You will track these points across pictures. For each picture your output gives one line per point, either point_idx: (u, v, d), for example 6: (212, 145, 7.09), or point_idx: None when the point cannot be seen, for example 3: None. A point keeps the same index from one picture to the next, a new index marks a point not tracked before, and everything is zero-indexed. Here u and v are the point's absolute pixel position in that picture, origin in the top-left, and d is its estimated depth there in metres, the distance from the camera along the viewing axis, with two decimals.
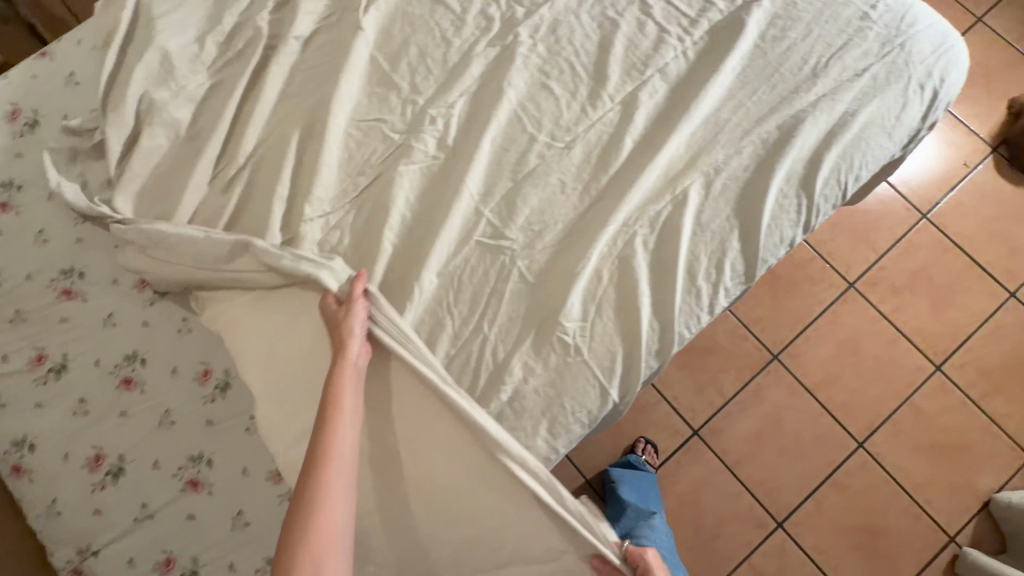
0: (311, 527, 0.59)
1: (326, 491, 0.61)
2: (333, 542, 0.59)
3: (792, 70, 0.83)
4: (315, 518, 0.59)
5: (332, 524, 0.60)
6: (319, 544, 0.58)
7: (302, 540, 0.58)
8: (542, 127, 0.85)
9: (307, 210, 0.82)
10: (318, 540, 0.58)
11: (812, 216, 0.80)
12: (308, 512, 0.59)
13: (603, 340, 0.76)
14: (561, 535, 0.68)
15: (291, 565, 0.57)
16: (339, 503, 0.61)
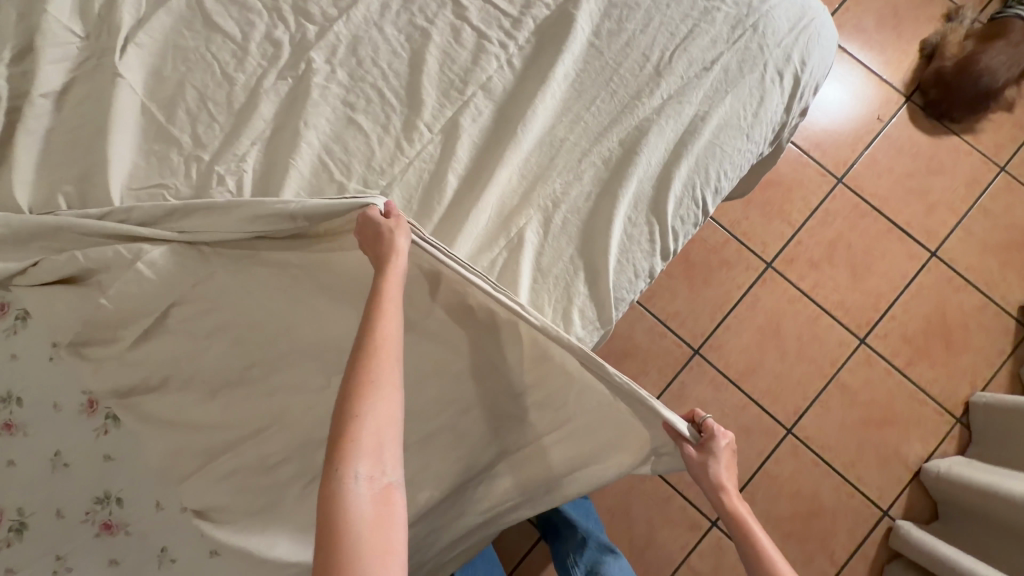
0: (368, 410, 0.49)
1: (383, 375, 0.51)
2: (394, 428, 0.50)
3: (632, 70, 0.71)
4: (372, 404, 0.49)
5: (391, 409, 0.50)
6: (378, 430, 0.49)
7: (357, 425, 0.48)
8: (352, 173, 0.72)
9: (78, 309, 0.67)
10: (377, 426, 0.49)
11: (669, 241, 0.70)
12: (364, 396, 0.49)
13: (443, 427, 0.68)
14: (619, 396, 0.64)
15: (348, 447, 0.47)
16: (397, 388, 0.52)
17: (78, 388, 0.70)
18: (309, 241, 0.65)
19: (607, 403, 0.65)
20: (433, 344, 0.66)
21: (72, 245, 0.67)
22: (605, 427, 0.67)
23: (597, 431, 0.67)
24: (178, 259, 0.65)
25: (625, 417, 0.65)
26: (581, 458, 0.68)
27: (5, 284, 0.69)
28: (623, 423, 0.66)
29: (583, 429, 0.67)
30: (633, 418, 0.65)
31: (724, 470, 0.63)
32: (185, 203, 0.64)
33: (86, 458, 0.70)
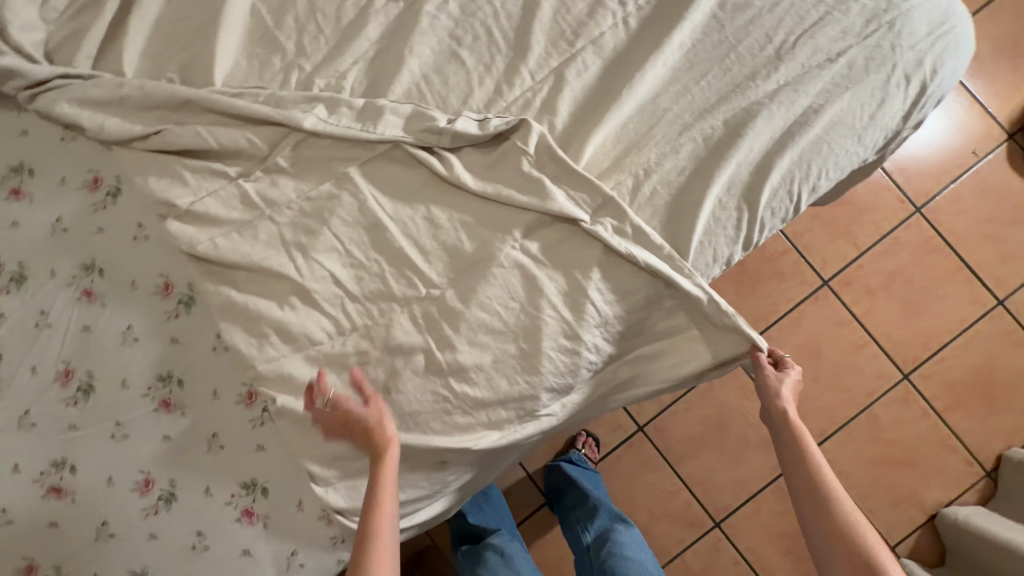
0: None
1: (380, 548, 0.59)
2: None
3: (752, 49, 0.69)
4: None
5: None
6: None
7: None
8: (447, 108, 0.72)
9: (179, 195, 0.71)
10: None
11: (754, 232, 0.68)
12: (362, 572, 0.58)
13: (499, 374, 0.68)
14: (696, 321, 0.70)
15: None
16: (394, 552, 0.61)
17: (156, 271, 0.73)
18: (434, 142, 0.70)
19: (680, 328, 0.71)
20: (537, 249, 0.68)
21: (199, 119, 0.72)
22: (668, 351, 0.72)
23: (659, 358, 0.72)
24: (305, 157, 0.71)
25: (695, 345, 0.71)
26: (637, 377, 0.73)
27: (124, 144, 0.73)
28: (688, 348, 0.71)
29: (651, 356, 0.72)
30: (703, 346, 0.71)
31: (794, 392, 0.70)
32: (326, 99, 0.71)
33: (155, 338, 0.73)
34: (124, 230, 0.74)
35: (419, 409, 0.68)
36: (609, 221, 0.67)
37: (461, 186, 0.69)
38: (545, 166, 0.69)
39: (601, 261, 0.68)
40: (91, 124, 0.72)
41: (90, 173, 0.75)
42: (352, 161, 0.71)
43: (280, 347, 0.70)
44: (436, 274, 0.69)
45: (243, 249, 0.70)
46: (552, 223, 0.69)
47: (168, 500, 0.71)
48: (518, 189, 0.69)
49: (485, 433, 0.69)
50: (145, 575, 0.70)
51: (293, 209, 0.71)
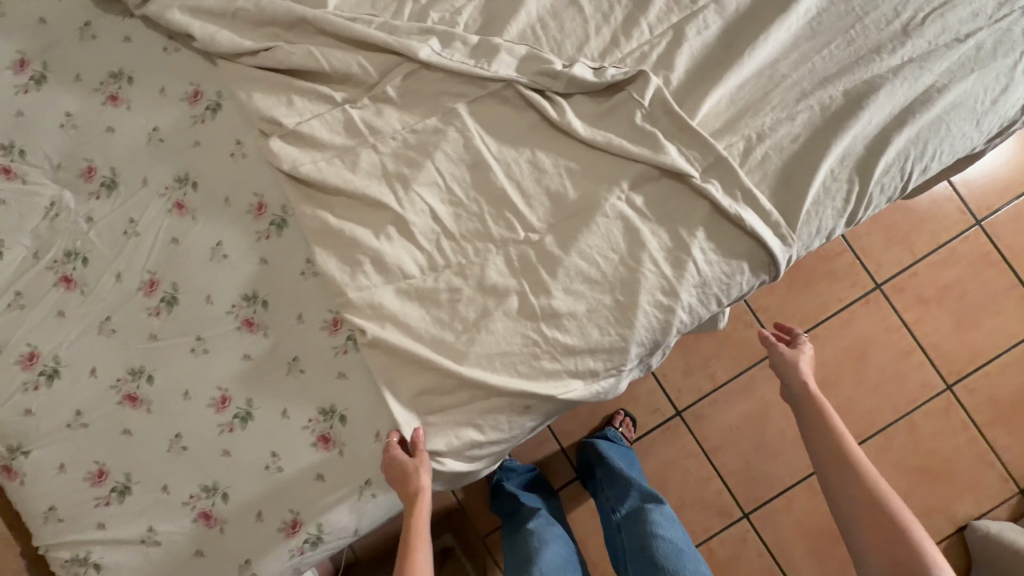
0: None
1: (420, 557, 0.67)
2: None
3: (878, 23, 0.69)
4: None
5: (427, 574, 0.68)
6: None
7: None
8: (562, 54, 0.71)
9: (283, 115, 0.71)
10: None
11: (861, 206, 0.68)
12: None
13: (593, 322, 0.68)
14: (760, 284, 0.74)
15: None
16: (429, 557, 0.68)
17: (250, 189, 0.72)
18: (547, 86, 0.70)
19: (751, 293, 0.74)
20: (642, 203, 0.68)
21: (311, 40, 0.72)
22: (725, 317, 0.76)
23: None
24: (415, 88, 0.71)
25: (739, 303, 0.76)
26: None
27: (233, 59, 0.72)
28: None
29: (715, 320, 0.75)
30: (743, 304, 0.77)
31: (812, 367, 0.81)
32: (440, 32, 0.70)
33: (244, 256, 0.72)
34: (221, 146, 0.73)
35: (508, 350, 0.67)
36: (716, 183, 0.67)
37: (570, 132, 0.69)
38: (658, 119, 0.69)
39: (703, 222, 0.68)
40: (201, 34, 0.71)
41: (191, 86, 0.74)
42: (461, 98, 0.70)
43: (372, 276, 0.69)
44: (536, 219, 0.69)
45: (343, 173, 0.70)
46: (659, 177, 0.68)
47: (244, 419, 0.71)
48: (629, 141, 0.68)
49: (571, 383, 0.68)
50: (216, 490, 0.69)
51: (397, 140, 0.70)
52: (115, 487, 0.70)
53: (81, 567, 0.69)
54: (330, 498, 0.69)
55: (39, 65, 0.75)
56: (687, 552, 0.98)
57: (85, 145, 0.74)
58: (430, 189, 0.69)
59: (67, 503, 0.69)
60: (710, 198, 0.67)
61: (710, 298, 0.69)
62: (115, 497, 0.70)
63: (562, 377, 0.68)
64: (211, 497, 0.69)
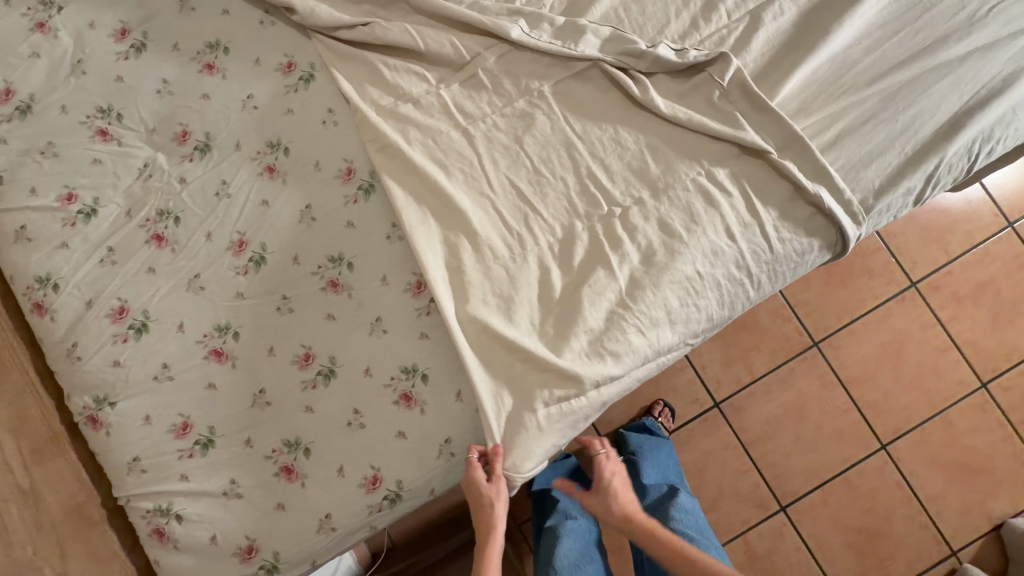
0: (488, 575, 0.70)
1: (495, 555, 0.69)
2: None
3: (945, 14, 0.73)
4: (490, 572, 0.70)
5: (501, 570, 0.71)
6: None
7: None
8: (644, 35, 0.74)
9: (376, 90, 0.75)
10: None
11: (930, 185, 0.71)
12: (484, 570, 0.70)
13: (671, 291, 0.68)
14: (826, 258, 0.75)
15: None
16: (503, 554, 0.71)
17: (340, 156, 0.75)
18: (630, 65, 0.73)
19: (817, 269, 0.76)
20: (722, 176, 0.70)
21: (406, 19, 0.76)
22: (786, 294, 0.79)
23: None
24: (504, 67, 0.74)
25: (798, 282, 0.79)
26: None
27: (330, 34, 0.76)
28: None
29: None
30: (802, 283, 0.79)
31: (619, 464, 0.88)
32: (529, 12, 0.74)
33: (332, 219, 0.75)
34: (312, 115, 0.76)
35: (590, 319, 0.68)
36: (793, 160, 0.69)
37: (651, 109, 0.72)
38: (738, 97, 0.72)
39: (781, 198, 0.70)
40: (301, 10, 0.75)
41: (285, 58, 0.78)
42: (547, 75, 0.74)
43: (455, 240, 0.71)
44: (619, 190, 0.71)
45: (432, 145, 0.73)
46: (738, 154, 0.71)
47: (328, 376, 0.72)
48: (709, 119, 0.71)
49: (646, 355, 0.69)
50: (298, 445, 0.71)
51: (484, 112, 0.74)
52: (198, 440, 0.71)
53: (163, 517, 0.69)
54: (410, 458, 0.71)
55: (140, 34, 0.79)
56: (699, 539, 0.96)
57: (181, 110, 0.78)
58: (516, 159, 0.73)
59: (150, 455, 0.71)
60: (787, 174, 0.69)
61: (782, 270, 0.72)
62: (198, 450, 0.71)
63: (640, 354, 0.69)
64: (294, 451, 0.71)
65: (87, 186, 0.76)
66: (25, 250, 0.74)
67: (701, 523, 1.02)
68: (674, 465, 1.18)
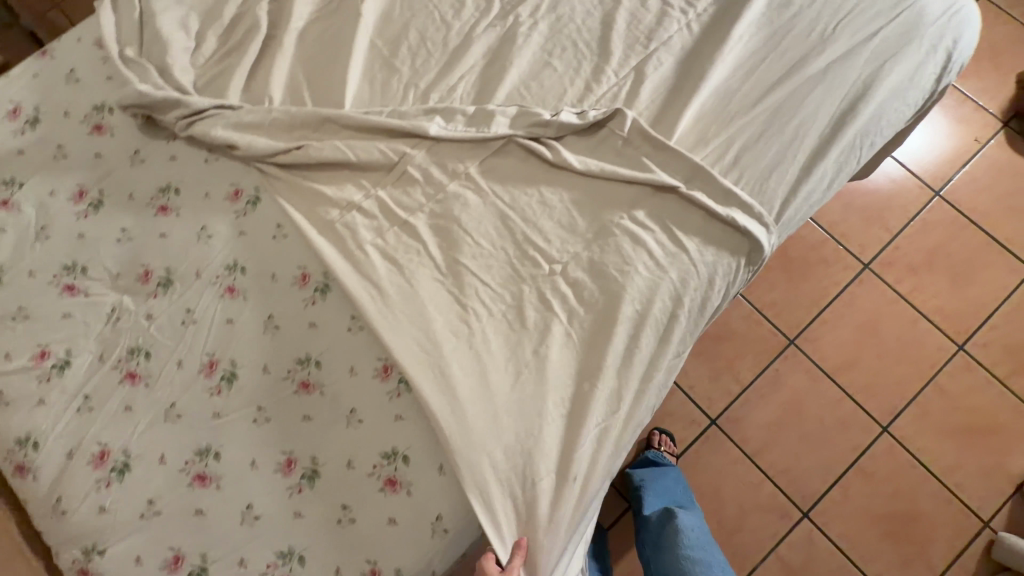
0: None
1: None
2: None
3: (801, 35, 0.82)
4: None
5: None
6: None
7: None
8: (547, 106, 0.83)
9: (319, 202, 0.82)
10: None
11: (827, 185, 0.79)
12: None
13: (620, 335, 0.72)
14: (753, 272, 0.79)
15: None
16: None
17: (294, 264, 0.80)
18: (541, 135, 0.81)
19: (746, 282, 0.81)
20: (644, 216, 0.76)
21: (334, 135, 0.83)
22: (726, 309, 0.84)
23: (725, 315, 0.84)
24: (431, 158, 0.82)
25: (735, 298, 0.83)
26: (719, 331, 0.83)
27: (268, 160, 0.83)
28: None
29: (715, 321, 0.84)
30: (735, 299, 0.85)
31: None
32: (443, 107, 0.83)
33: (294, 324, 0.79)
34: (262, 235, 0.82)
35: (553, 373, 0.71)
36: (701, 192, 0.75)
37: (565, 172, 0.80)
38: (643, 143, 0.79)
39: (701, 221, 0.76)
40: (242, 144, 0.83)
41: (232, 187, 0.85)
42: (470, 159, 0.81)
43: (414, 321, 0.75)
44: (554, 247, 0.77)
45: (378, 242, 0.79)
46: (653, 194, 0.77)
47: (311, 478, 0.73)
48: (619, 169, 0.78)
49: (609, 413, 0.72)
50: (292, 554, 0.71)
51: (421, 202, 0.81)
52: (192, 571, 0.71)
53: None
54: (405, 545, 0.70)
55: (96, 192, 0.86)
56: (700, 560, 1.02)
57: (142, 252, 0.83)
58: (456, 237, 0.79)
59: None
60: (702, 203, 0.76)
61: (717, 290, 0.76)
62: None
63: (607, 416, 0.72)
64: (289, 562, 0.70)
65: (59, 340, 0.80)
66: (4, 413, 0.77)
67: (704, 539, 1.07)
68: (683, 490, 1.21)
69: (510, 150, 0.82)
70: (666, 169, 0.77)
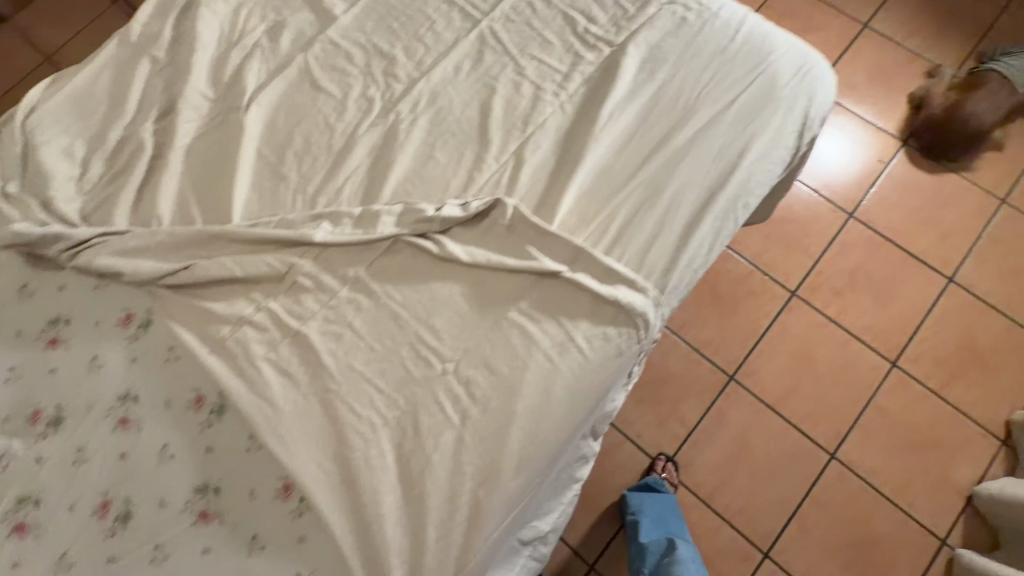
0: None
1: None
2: None
3: (666, 108, 0.85)
4: None
5: None
6: None
7: None
8: (432, 200, 0.85)
9: (210, 321, 0.81)
10: None
11: (709, 250, 0.81)
12: None
13: (514, 434, 0.73)
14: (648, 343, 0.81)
15: None
16: None
17: (189, 387, 0.79)
18: (427, 230, 0.82)
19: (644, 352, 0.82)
20: (532, 304, 0.77)
21: (223, 251, 0.83)
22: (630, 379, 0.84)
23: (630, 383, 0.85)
24: (321, 265, 0.82)
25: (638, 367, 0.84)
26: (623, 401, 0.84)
27: (158, 282, 0.83)
28: None
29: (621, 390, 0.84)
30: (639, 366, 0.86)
31: None
32: (330, 212, 0.83)
33: (192, 450, 0.77)
34: (155, 359, 0.80)
35: (453, 476, 0.72)
36: (584, 275, 0.77)
37: (452, 266, 0.80)
38: (525, 229, 0.80)
39: (588, 302, 0.77)
40: (130, 270, 0.82)
41: (123, 312, 0.83)
42: (359, 261, 0.82)
43: (314, 436, 0.75)
44: (445, 344, 0.77)
45: (272, 357, 0.78)
46: (539, 280, 0.78)
47: None
48: (504, 258, 0.79)
49: (505, 515, 0.73)
50: None
51: (313, 310, 0.80)
52: None
53: None
54: None
55: None
56: None
57: (32, 390, 0.81)
58: (351, 343, 0.78)
59: None
60: (586, 285, 0.77)
61: (613, 368, 0.77)
62: None
63: (506, 515, 0.73)
64: None
65: None
66: None
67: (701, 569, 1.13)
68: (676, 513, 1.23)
69: (399, 247, 0.82)
70: (549, 254, 0.79)
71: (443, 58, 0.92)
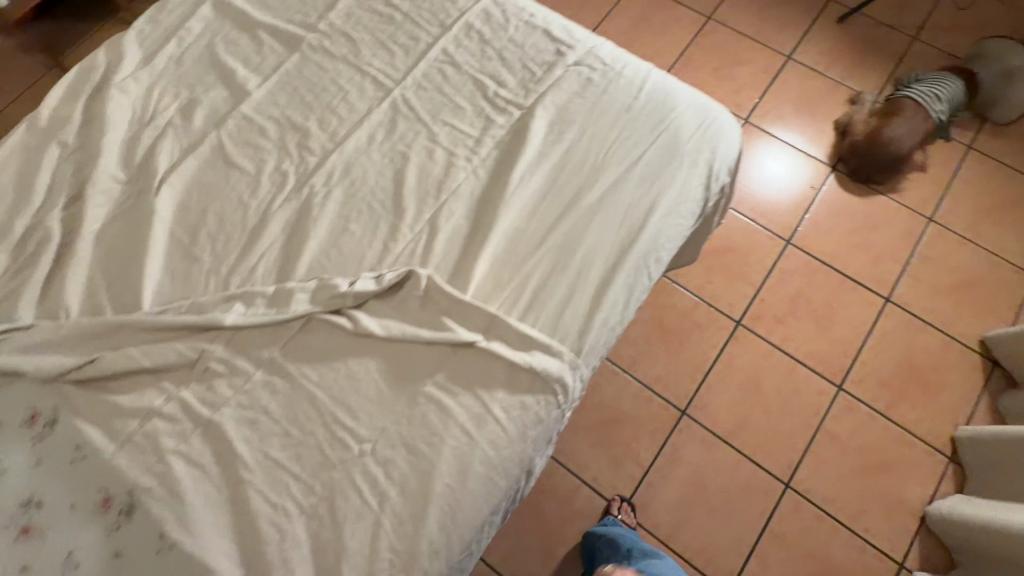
0: None
1: None
2: None
3: (575, 168, 0.87)
4: None
5: None
6: None
7: None
8: (347, 273, 0.84)
9: (119, 415, 0.78)
10: None
11: (623, 308, 0.82)
12: None
13: (433, 515, 0.71)
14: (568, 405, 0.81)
15: None
16: None
17: (96, 489, 0.75)
18: (341, 306, 0.81)
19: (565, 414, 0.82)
20: (448, 377, 0.76)
21: (132, 340, 0.81)
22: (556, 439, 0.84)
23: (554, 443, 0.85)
24: (234, 348, 0.80)
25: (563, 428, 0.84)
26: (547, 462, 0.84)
27: (64, 377, 0.80)
28: None
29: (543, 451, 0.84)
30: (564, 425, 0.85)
31: None
32: (243, 292, 0.82)
33: (97, 557, 0.72)
34: (61, 461, 0.77)
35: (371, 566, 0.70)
36: (497, 344, 0.76)
37: (367, 342, 0.80)
38: (439, 299, 0.80)
39: (504, 371, 0.76)
40: (32, 367, 0.79)
41: (26, 411, 0.79)
42: (273, 341, 0.80)
43: (227, 532, 0.72)
44: (362, 424, 0.75)
45: (182, 450, 0.76)
46: (455, 351, 0.78)
47: None
48: (418, 331, 0.78)
49: None
50: None
51: (225, 396, 0.78)
52: None
53: None
54: None
55: None
56: None
57: None
58: (265, 429, 0.76)
59: None
60: (501, 354, 0.76)
61: (531, 435, 0.76)
62: None
63: None
64: None
65: None
66: None
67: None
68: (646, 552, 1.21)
69: (314, 324, 0.81)
70: (463, 324, 0.78)
71: (357, 129, 0.93)
